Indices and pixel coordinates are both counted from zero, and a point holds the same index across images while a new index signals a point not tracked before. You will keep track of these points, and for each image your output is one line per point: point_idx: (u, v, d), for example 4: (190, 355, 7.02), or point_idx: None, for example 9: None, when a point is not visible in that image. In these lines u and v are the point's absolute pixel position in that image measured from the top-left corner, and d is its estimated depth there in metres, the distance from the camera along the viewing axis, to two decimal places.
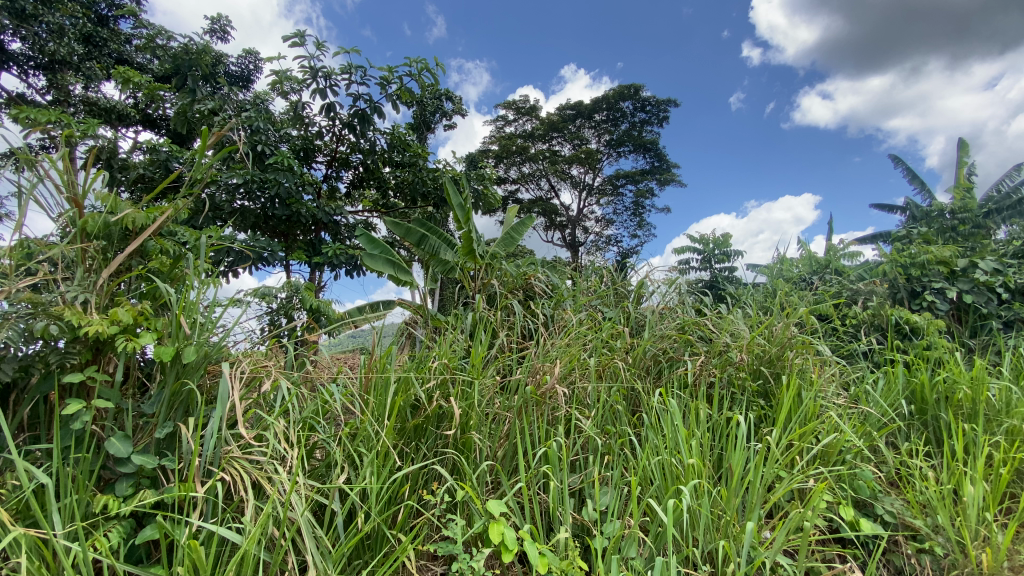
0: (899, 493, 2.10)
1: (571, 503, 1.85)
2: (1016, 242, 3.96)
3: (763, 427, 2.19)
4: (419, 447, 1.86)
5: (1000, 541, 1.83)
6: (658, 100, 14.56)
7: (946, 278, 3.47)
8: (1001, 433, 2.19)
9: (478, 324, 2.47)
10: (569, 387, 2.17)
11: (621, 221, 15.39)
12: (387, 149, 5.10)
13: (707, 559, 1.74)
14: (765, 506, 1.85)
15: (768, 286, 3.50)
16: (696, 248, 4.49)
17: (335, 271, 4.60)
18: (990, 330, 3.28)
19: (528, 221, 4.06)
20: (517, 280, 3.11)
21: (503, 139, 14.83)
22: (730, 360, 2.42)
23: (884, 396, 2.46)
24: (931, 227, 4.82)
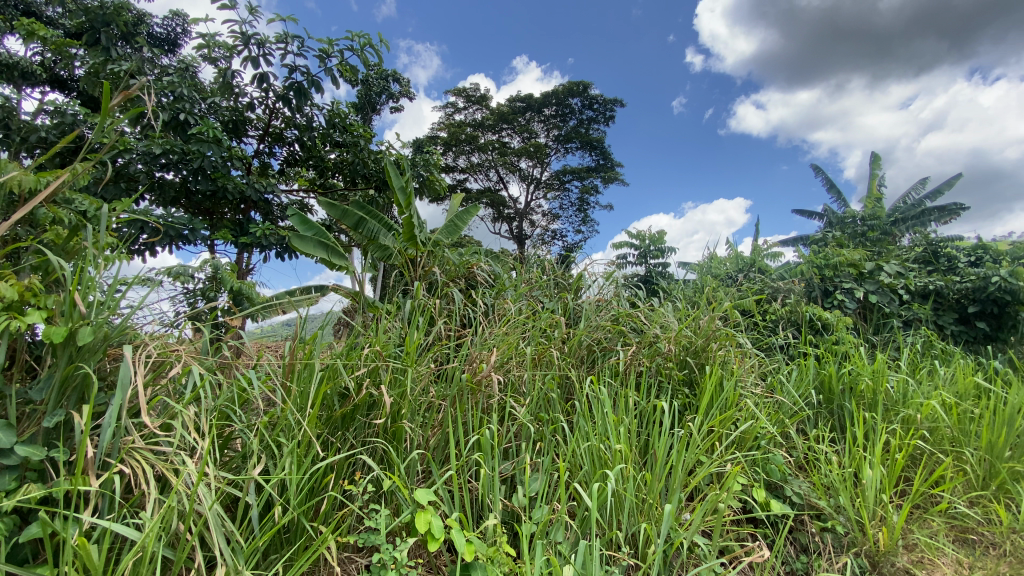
0: (806, 476, 2.27)
1: (502, 490, 1.85)
2: (915, 249, 4.36)
3: (688, 415, 2.30)
4: (346, 436, 1.78)
5: (890, 519, 2.01)
6: (606, 99, 14.88)
7: (855, 279, 3.78)
8: (897, 421, 2.42)
9: (415, 311, 2.40)
10: (505, 375, 2.16)
11: (567, 216, 15.61)
12: (327, 127, 4.86)
13: (630, 541, 1.80)
14: (686, 489, 1.94)
15: (698, 282, 3.66)
16: (633, 244, 4.62)
17: (264, 253, 4.34)
18: (890, 327, 3.60)
19: (472, 209, 4.00)
20: (459, 268, 3.05)
21: (451, 127, 14.59)
22: (659, 350, 2.52)
23: (797, 387, 2.65)
24: (844, 233, 5.23)
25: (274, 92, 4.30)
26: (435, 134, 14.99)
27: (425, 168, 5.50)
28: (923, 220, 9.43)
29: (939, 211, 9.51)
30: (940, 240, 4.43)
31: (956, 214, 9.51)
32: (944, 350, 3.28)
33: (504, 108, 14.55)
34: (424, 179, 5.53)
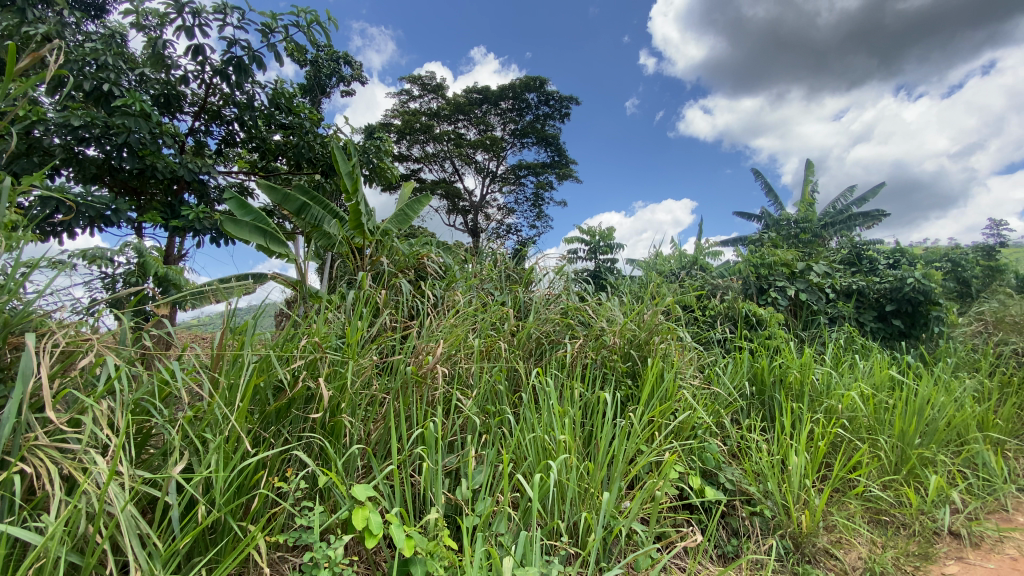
0: (738, 463, 2.38)
1: (445, 484, 1.82)
2: (841, 251, 4.67)
3: (630, 406, 2.35)
4: (280, 431, 1.70)
5: (812, 502, 2.14)
6: (562, 96, 15.02)
7: (787, 278, 4.01)
8: (821, 411, 2.58)
9: (359, 301, 2.31)
10: (451, 367, 2.12)
11: (521, 211, 15.65)
12: (269, 107, 4.61)
13: (571, 530, 1.83)
14: (626, 478, 1.99)
15: (644, 278, 3.76)
16: (584, 239, 4.68)
17: (198, 237, 4.08)
18: (817, 323, 3.84)
19: (423, 198, 3.91)
20: (408, 259, 2.97)
21: (406, 115, 14.25)
22: (604, 342, 2.57)
23: (732, 379, 2.77)
24: (779, 234, 5.54)
25: (210, 67, 4.02)
26: (389, 121, 14.60)
27: (376, 155, 5.34)
28: (849, 224, 10.14)
29: (863, 216, 10.25)
30: (863, 243, 4.77)
31: (878, 220, 10.29)
32: (863, 345, 3.54)
33: (460, 98, 14.35)
34: (375, 167, 5.36)
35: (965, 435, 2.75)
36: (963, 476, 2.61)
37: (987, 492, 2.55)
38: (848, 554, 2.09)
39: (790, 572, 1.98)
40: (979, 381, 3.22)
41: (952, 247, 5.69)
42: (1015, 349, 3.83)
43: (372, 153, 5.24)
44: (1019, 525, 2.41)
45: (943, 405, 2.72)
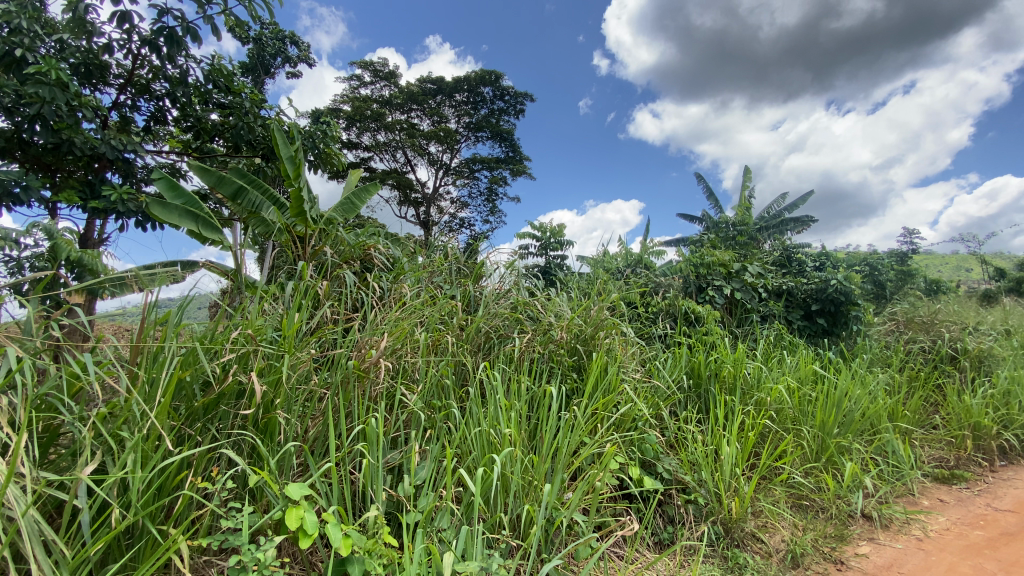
0: (675, 453, 2.48)
1: (386, 480, 1.78)
2: (774, 253, 4.96)
3: (575, 400, 2.40)
4: (208, 428, 1.60)
5: (742, 489, 2.27)
6: (517, 92, 15.05)
7: (725, 278, 4.21)
8: (751, 403, 2.74)
9: (298, 292, 2.21)
10: (396, 361, 2.07)
11: (474, 205, 15.57)
12: (205, 84, 4.32)
13: (513, 523, 1.84)
14: (569, 470, 2.03)
15: (591, 275, 3.83)
16: (535, 235, 4.71)
17: (121, 220, 3.77)
18: (750, 321, 4.07)
19: (371, 187, 3.79)
20: (354, 249, 2.86)
21: (356, 101, 13.79)
22: (552, 337, 2.60)
23: (672, 373, 2.89)
24: (719, 236, 5.81)
25: (139, 36, 3.71)
26: (338, 106, 14.07)
27: (322, 141, 5.12)
28: (781, 229, 10.82)
29: (795, 221, 10.96)
30: (794, 247, 5.09)
31: (808, 225, 11.02)
32: (791, 342, 3.78)
33: (414, 87, 14.05)
34: (321, 153, 5.15)
35: (877, 425, 2.99)
36: (875, 463, 2.84)
37: (895, 477, 2.79)
38: (772, 537, 2.23)
39: (719, 556, 2.09)
40: (890, 375, 3.52)
41: (870, 252, 6.18)
42: (920, 347, 4.21)
43: (318, 139, 5.02)
44: (921, 506, 2.66)
45: (859, 397, 2.95)
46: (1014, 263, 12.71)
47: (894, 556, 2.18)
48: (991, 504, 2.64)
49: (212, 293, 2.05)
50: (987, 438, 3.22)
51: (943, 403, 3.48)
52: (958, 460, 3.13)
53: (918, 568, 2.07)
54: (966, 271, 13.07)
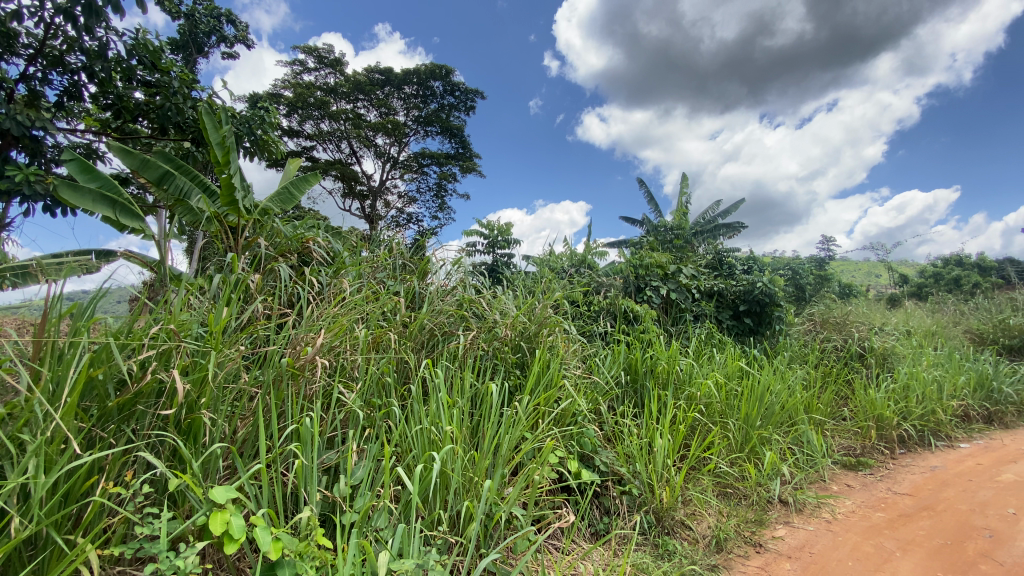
0: (612, 446, 2.58)
1: (322, 480, 1.74)
2: (707, 256, 5.24)
3: (517, 395, 2.43)
4: (123, 430, 1.50)
5: (672, 479, 2.40)
6: (468, 88, 14.99)
7: (661, 278, 4.41)
8: (683, 398, 2.90)
9: (228, 285, 2.09)
10: (334, 358, 2.01)
11: (422, 200, 15.33)
12: (127, 59, 3.99)
13: (453, 520, 1.85)
14: (509, 465, 2.06)
15: (537, 273, 3.88)
16: (482, 232, 4.71)
17: (26, 204, 3.42)
18: (684, 320, 4.29)
19: (310, 178, 3.64)
20: (291, 242, 2.72)
21: (299, 87, 13.20)
22: (496, 334, 2.62)
23: (610, 370, 2.99)
24: (658, 238, 6.07)
25: (51, 3, 3.38)
26: (279, 91, 13.41)
27: (260, 127, 4.87)
28: (715, 233, 11.45)
29: (728, 227, 11.61)
30: (726, 251, 5.39)
31: (739, 231, 11.71)
32: (721, 340, 4.01)
33: (361, 77, 13.63)
34: (258, 140, 4.89)
35: (794, 418, 3.24)
36: (792, 452, 3.08)
37: (809, 465, 3.04)
38: (699, 524, 2.36)
39: (651, 543, 2.19)
40: (807, 371, 3.82)
41: (792, 257, 6.67)
42: (834, 345, 4.59)
43: (255, 125, 4.76)
44: (831, 491, 2.90)
45: (779, 392, 3.19)
46: (914, 270, 14.09)
47: (806, 537, 2.37)
48: (890, 488, 2.92)
49: (131, 286, 1.91)
50: (888, 427, 3.55)
51: (851, 396, 3.82)
52: (864, 448, 3.44)
53: (826, 547, 2.26)
54: (876, 277, 14.37)
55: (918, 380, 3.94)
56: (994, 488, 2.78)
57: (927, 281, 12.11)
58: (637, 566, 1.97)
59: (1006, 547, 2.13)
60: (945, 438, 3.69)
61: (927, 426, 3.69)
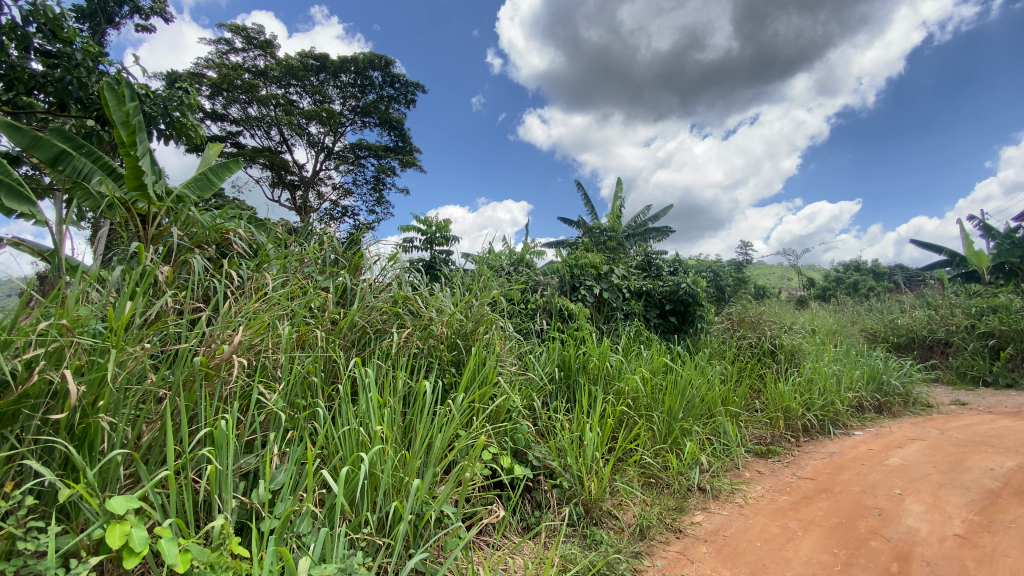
0: (545, 441, 2.64)
1: (239, 486, 1.64)
2: (639, 258, 5.48)
3: (451, 393, 2.42)
4: (4, 437, 1.34)
5: (601, 471, 2.49)
6: (408, 80, 14.69)
7: (595, 278, 4.56)
8: (612, 393, 3.03)
9: (132, 277, 1.92)
10: (254, 357, 1.90)
11: (359, 193, 14.83)
12: (22, 25, 3.55)
13: (381, 522, 1.81)
14: (441, 463, 2.05)
15: (475, 271, 3.88)
16: (420, 228, 4.63)
17: None
18: (615, 318, 4.47)
19: (232, 165, 3.42)
20: (209, 233, 2.51)
21: (224, 68, 12.35)
22: (432, 332, 2.58)
23: (545, 366, 3.06)
24: (592, 239, 6.27)
25: None
26: (202, 71, 12.46)
27: (179, 109, 4.51)
28: (646, 236, 11.99)
29: (658, 232, 12.18)
30: (655, 253, 5.65)
31: (669, 234, 12.33)
32: (648, 337, 4.20)
33: (294, 61, 12.95)
34: (175, 122, 4.52)
35: (713, 410, 3.46)
36: (710, 442, 3.29)
37: (725, 453, 3.26)
38: (625, 514, 2.47)
39: (579, 534, 2.26)
40: (724, 366, 4.09)
41: (715, 260, 7.12)
42: (750, 342, 4.95)
43: (171, 106, 4.40)
44: (744, 477, 3.13)
45: (700, 386, 3.40)
46: (820, 274, 15.50)
47: (721, 521, 2.54)
48: (794, 473, 3.20)
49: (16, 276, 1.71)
50: (795, 417, 3.88)
51: (763, 389, 4.13)
52: (773, 437, 3.74)
53: (738, 530, 2.44)
54: (788, 280, 15.66)
55: (820, 374, 4.34)
56: (881, 470, 3.11)
57: (830, 284, 13.34)
58: (566, 557, 2.03)
59: (891, 524, 2.39)
60: (842, 426, 4.08)
61: (827, 416, 4.07)
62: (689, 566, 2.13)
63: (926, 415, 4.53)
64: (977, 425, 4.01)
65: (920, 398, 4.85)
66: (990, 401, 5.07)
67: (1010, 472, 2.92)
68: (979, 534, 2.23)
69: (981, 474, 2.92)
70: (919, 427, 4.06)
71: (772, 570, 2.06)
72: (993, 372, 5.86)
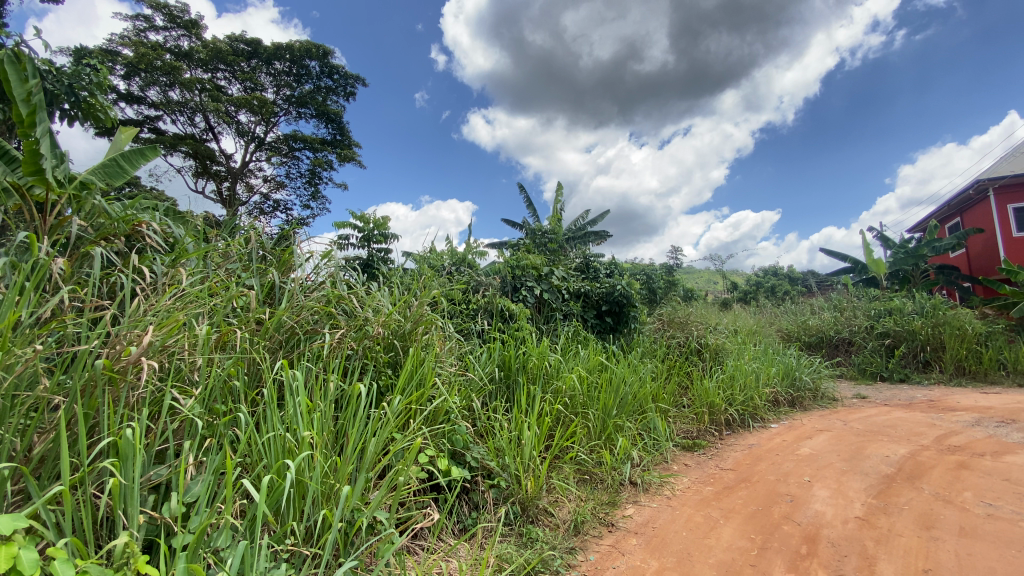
0: (483, 441, 2.64)
1: (147, 501, 1.50)
2: (578, 259, 5.61)
3: (386, 396, 2.36)
4: None
5: (538, 470, 2.53)
6: (348, 72, 14.22)
7: (535, 279, 4.63)
8: (551, 391, 3.08)
9: (22, 270, 1.71)
10: (167, 360, 1.77)
11: (293, 186, 14.15)
12: None
13: (307, 531, 1.73)
14: (374, 468, 1.99)
15: (415, 270, 3.81)
16: (356, 225, 4.48)
17: None
18: (554, 319, 4.56)
19: (148, 151, 3.15)
20: (117, 224, 2.29)
21: (142, 47, 11.38)
22: (367, 332, 2.51)
23: (484, 366, 3.06)
24: (533, 241, 6.35)
25: None
26: (116, 48, 11.41)
27: (86, 88, 4.10)
28: (585, 239, 12.31)
29: (596, 235, 12.54)
30: (593, 255, 5.81)
31: (607, 238, 12.72)
32: (585, 337, 4.32)
33: (222, 45, 12.13)
34: (81, 102, 4.10)
35: (644, 407, 3.61)
36: (642, 438, 3.43)
37: (655, 448, 3.42)
38: (560, 510, 2.53)
39: (515, 533, 2.28)
40: (655, 365, 4.28)
41: (647, 264, 7.43)
42: (678, 341, 5.22)
43: (78, 84, 3.99)
44: (672, 470, 3.29)
45: (632, 383, 3.54)
46: (743, 278, 16.61)
47: (651, 513, 2.65)
48: (718, 464, 3.39)
49: None
50: (718, 412, 4.13)
51: (690, 386, 4.36)
52: (699, 431, 3.95)
53: (666, 521, 2.55)
54: (714, 283, 16.65)
55: (741, 371, 4.65)
56: (793, 460, 3.38)
57: (751, 288, 14.32)
58: (501, 557, 2.04)
59: (801, 509, 2.59)
60: (760, 420, 4.39)
61: (747, 410, 4.35)
62: (620, 558, 2.20)
63: (832, 408, 4.97)
64: (875, 416, 4.45)
65: (827, 392, 5.32)
66: (885, 395, 5.64)
67: (901, 459, 3.26)
68: (877, 515, 2.47)
69: (878, 461, 3.25)
70: (826, 419, 4.44)
71: (696, 558, 2.17)
72: (889, 368, 6.54)
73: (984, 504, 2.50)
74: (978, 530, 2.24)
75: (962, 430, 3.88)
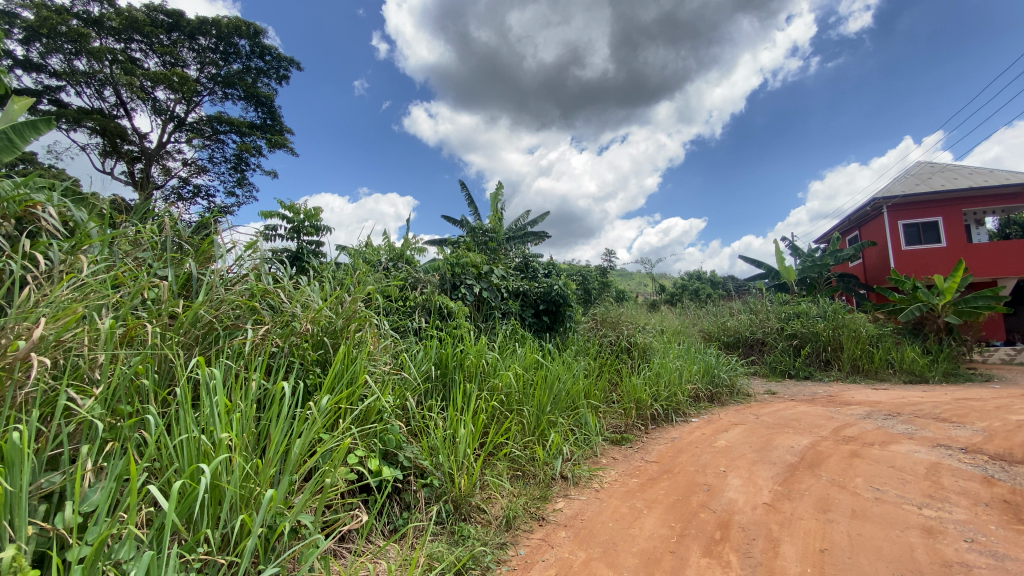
0: (417, 441, 2.61)
1: (36, 512, 1.35)
2: (517, 259, 5.69)
3: (314, 395, 2.28)
4: None
5: (471, 467, 2.54)
6: (281, 54, 13.49)
7: (475, 277, 4.64)
8: (486, 389, 3.10)
9: None
10: (62, 357, 1.60)
11: (217, 171, 13.20)
12: None
13: (223, 539, 1.64)
14: (299, 470, 1.91)
15: (349, 265, 3.68)
16: (286, 216, 4.27)
17: None
18: (492, 317, 4.60)
19: (43, 125, 2.82)
20: (5, 205, 2.03)
21: (42, 8, 10.18)
22: (294, 329, 2.40)
23: (420, 365, 3.01)
24: (472, 239, 6.35)
25: None
26: (10, 7, 10.12)
27: None
28: (523, 239, 12.43)
29: (535, 236, 12.71)
30: (531, 255, 5.90)
31: (544, 239, 12.94)
32: (522, 335, 4.37)
33: (139, 13, 11.06)
34: None
35: (576, 403, 3.72)
36: (573, 433, 3.54)
37: (585, 443, 3.54)
38: (493, 506, 2.56)
39: (447, 531, 2.28)
40: (588, 363, 4.42)
41: (582, 266, 7.66)
42: (610, 340, 5.43)
43: None
44: (601, 463, 3.42)
45: (566, 381, 3.64)
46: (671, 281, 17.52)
47: (580, 506, 2.74)
48: (643, 457, 3.57)
49: None
50: (644, 407, 4.34)
51: (620, 382, 4.54)
52: (627, 425, 4.14)
53: (594, 513, 2.65)
54: (644, 286, 17.43)
55: (666, 369, 4.91)
56: (710, 451, 3.63)
57: (678, 291, 15.13)
58: (431, 555, 2.03)
59: (716, 497, 2.79)
60: (682, 414, 4.67)
61: (671, 406, 4.61)
62: (549, 551, 2.26)
63: (746, 403, 5.37)
64: (782, 410, 4.87)
65: (743, 388, 5.74)
66: (792, 390, 6.18)
67: (804, 448, 3.59)
68: (782, 501, 2.71)
69: (785, 451, 3.55)
70: (741, 414, 4.79)
71: (621, 547, 2.28)
72: (796, 366, 7.17)
73: (873, 489, 2.81)
74: (867, 512, 2.52)
75: (855, 422, 4.34)
